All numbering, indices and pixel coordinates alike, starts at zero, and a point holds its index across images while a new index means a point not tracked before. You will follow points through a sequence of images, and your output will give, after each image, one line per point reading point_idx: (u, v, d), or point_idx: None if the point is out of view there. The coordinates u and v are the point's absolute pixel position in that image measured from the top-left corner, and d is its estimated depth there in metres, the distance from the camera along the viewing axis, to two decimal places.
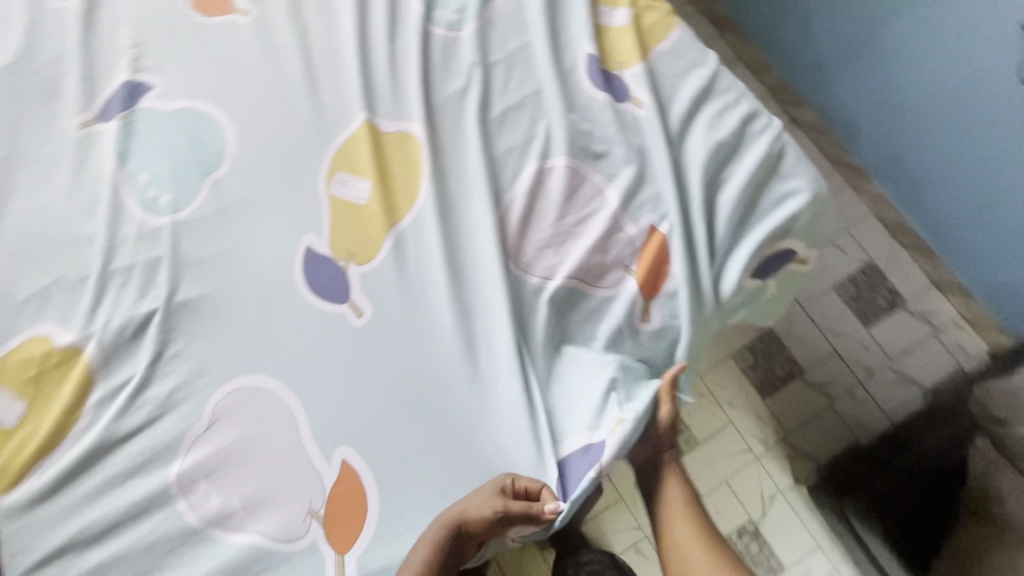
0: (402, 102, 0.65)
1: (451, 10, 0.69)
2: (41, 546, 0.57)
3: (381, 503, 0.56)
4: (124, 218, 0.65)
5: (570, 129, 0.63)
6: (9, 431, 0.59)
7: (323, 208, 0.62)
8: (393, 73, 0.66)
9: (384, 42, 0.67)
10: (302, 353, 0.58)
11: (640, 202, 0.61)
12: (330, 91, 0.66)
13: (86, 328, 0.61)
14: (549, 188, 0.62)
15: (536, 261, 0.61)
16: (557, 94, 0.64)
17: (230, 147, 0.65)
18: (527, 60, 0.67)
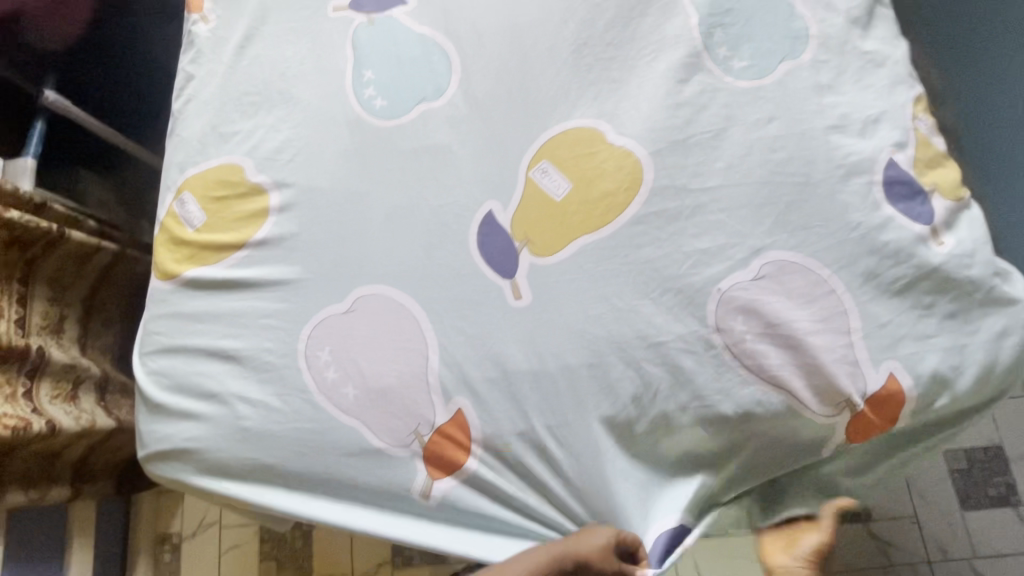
0: (615, 115, 0.68)
1: (735, 53, 0.69)
2: (175, 338, 0.64)
3: (481, 461, 0.60)
4: (341, 105, 0.71)
5: (763, 202, 0.63)
6: (189, 233, 0.67)
7: (517, 186, 0.66)
8: (617, 85, 0.69)
9: (622, 55, 0.70)
10: (451, 292, 0.62)
11: (813, 310, 0.60)
12: (567, 74, 0.70)
13: (274, 183, 0.68)
14: (782, 292, 0.60)
15: (734, 344, 0.59)
16: (764, 164, 0.64)
17: (453, 86, 0.70)
18: (750, 114, 0.66)
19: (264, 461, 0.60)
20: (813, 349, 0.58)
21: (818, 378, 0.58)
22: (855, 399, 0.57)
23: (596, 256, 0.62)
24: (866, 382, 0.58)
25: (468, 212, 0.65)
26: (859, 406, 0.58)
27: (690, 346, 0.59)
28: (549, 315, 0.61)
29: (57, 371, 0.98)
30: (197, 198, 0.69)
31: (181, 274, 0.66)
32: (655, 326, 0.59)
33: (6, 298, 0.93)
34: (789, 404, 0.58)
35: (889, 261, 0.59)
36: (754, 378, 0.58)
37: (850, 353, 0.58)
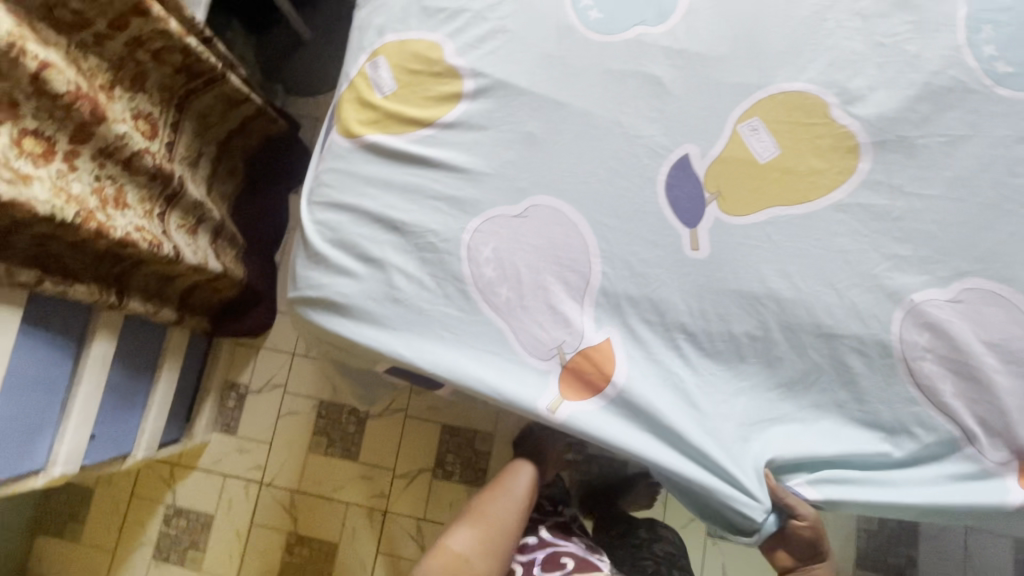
0: (846, 89, 0.62)
1: (1003, 55, 0.61)
2: (342, 195, 0.64)
3: (617, 393, 0.58)
4: (555, 5, 0.67)
5: (989, 223, 0.57)
6: (377, 98, 0.67)
7: (721, 138, 0.62)
8: (857, 57, 0.63)
9: (869, 26, 0.64)
10: (628, 226, 0.61)
11: (1012, 349, 0.55)
12: (803, 34, 0.64)
13: (470, 69, 0.67)
14: (980, 322, 0.55)
15: (913, 364, 0.56)
16: (1000, 183, 0.58)
17: (678, 14, 0.66)
18: (1001, 125, 0.59)
19: (406, 333, 0.61)
20: (997, 389, 0.54)
21: (996, 420, 0.55)
22: None
23: (787, 230, 0.59)
24: None
25: (663, 150, 0.62)
26: None
27: (864, 348, 0.56)
28: (722, 276, 0.58)
29: (188, 204, 1.00)
30: (390, 64, 0.68)
31: (362, 136, 0.66)
32: (834, 318, 0.57)
33: (163, 120, 0.95)
34: (954, 438, 0.56)
35: None
36: (924, 403, 0.56)
37: None
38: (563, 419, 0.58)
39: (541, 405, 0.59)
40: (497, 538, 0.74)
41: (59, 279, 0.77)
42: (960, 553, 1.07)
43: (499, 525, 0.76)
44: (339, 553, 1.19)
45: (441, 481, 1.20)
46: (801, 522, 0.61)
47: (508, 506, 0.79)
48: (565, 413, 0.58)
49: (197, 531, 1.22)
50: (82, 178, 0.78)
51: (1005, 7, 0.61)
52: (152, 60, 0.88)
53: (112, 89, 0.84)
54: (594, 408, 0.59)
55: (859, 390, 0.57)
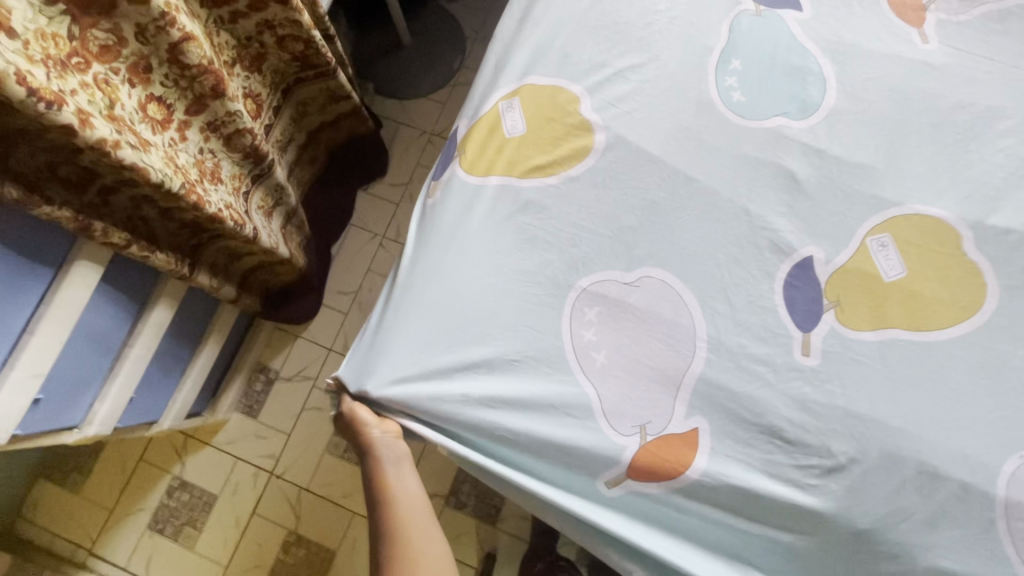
0: (980, 224, 0.61)
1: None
2: (454, 226, 0.63)
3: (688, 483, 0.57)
4: (698, 79, 0.68)
5: None
6: (506, 138, 0.66)
7: (846, 247, 0.61)
8: (995, 194, 0.62)
9: (1011, 167, 0.63)
10: (739, 317, 0.59)
11: None
12: (942, 160, 0.64)
13: (603, 127, 0.66)
14: None
15: (1011, 523, 0.53)
16: None
17: (820, 113, 0.66)
18: None
19: (491, 379, 0.58)
20: None
21: None
22: None
23: (902, 356, 0.57)
24: None
25: (787, 247, 0.61)
26: None
27: (966, 495, 0.54)
28: (828, 389, 0.57)
29: (272, 186, 1.00)
30: (524, 106, 0.67)
31: (486, 172, 0.65)
32: (940, 458, 0.54)
33: (268, 102, 0.96)
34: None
35: None
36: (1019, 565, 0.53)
37: None
38: (613, 495, 0.58)
39: (601, 477, 0.58)
40: (427, 536, 0.57)
41: (145, 244, 0.76)
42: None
43: (411, 510, 0.58)
44: (336, 561, 1.16)
45: (453, 511, 1.16)
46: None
47: (402, 469, 0.60)
48: (622, 487, 0.58)
49: (199, 508, 1.20)
50: (189, 148, 0.79)
51: None
52: (275, 44, 0.89)
53: (234, 66, 0.85)
54: (656, 490, 0.57)
55: (951, 538, 0.54)
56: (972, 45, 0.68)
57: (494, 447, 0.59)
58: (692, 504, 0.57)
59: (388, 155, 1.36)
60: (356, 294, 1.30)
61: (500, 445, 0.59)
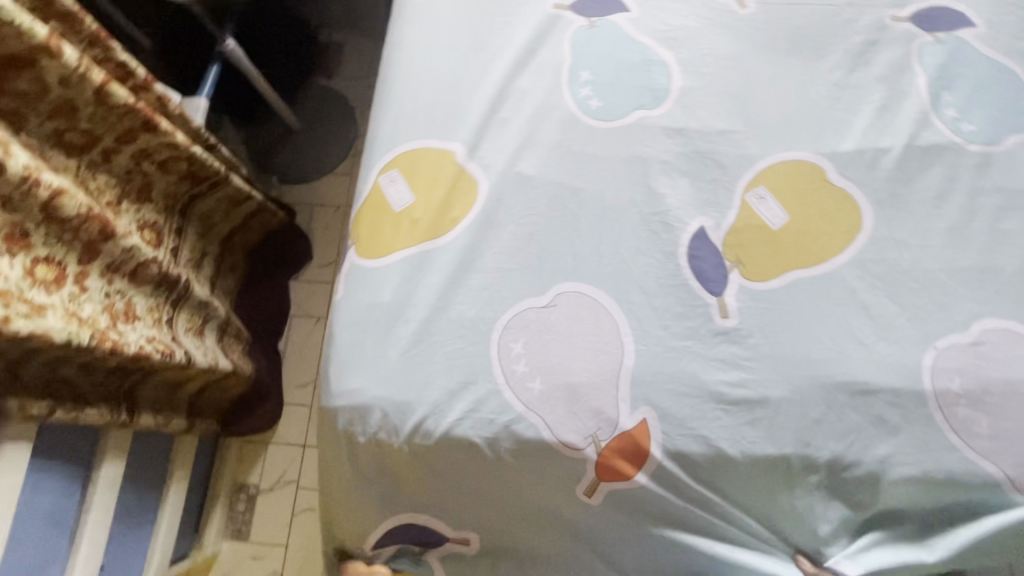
0: (835, 155, 0.67)
1: (964, 116, 0.68)
2: (366, 301, 0.64)
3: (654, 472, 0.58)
4: (556, 98, 0.72)
5: (983, 266, 0.61)
6: (395, 212, 0.68)
7: (731, 208, 0.65)
8: (839, 126, 0.68)
9: (845, 99, 0.70)
10: (653, 301, 0.62)
11: None
12: (788, 109, 0.70)
13: (482, 165, 0.69)
14: (1002, 363, 0.57)
15: (947, 409, 0.56)
16: (987, 230, 0.63)
17: (672, 96, 0.71)
18: (976, 181, 0.65)
19: (435, 442, 0.59)
20: None
21: None
22: None
23: (806, 292, 0.61)
24: None
25: (677, 224, 0.65)
26: None
27: (901, 400, 0.57)
28: (752, 342, 0.60)
29: (195, 304, 0.99)
30: (404, 176, 0.69)
31: (384, 244, 0.66)
32: (867, 374, 0.58)
33: (167, 227, 0.96)
34: (998, 482, 0.55)
35: None
36: (969, 450, 0.55)
37: None
38: (600, 501, 0.60)
39: (578, 489, 0.59)
40: None
41: (71, 406, 0.74)
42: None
43: None
44: None
45: None
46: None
47: None
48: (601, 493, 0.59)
49: None
50: (93, 297, 0.77)
51: (949, 81, 0.70)
52: (158, 170, 0.89)
53: (119, 204, 0.85)
54: (629, 488, 0.58)
55: (904, 444, 0.56)
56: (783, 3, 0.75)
57: (463, 500, 0.62)
58: (663, 492, 0.58)
59: (311, 239, 1.36)
60: (315, 382, 1.27)
61: (466, 496, 0.62)
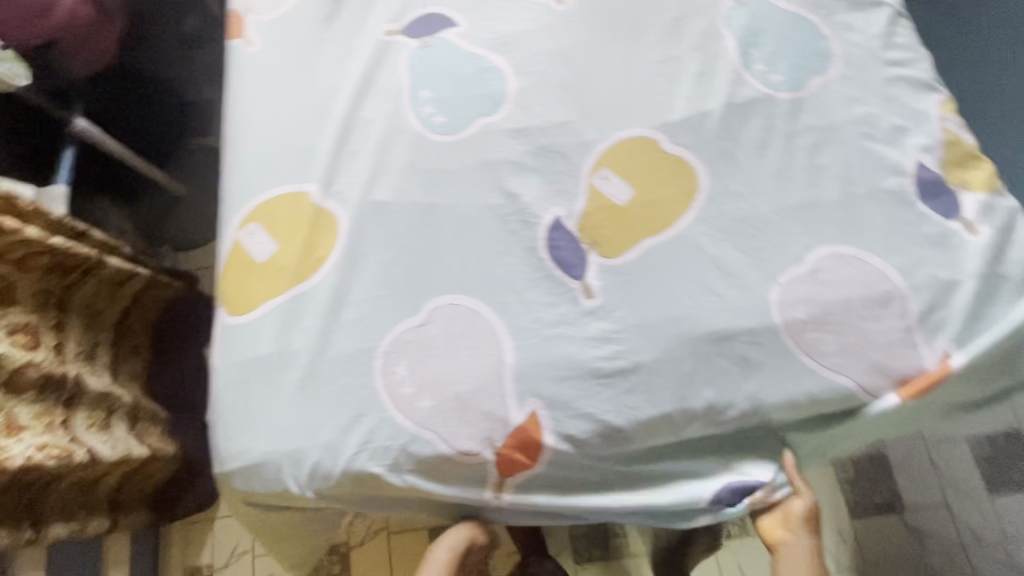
0: (665, 126, 0.71)
1: (772, 68, 0.74)
2: (244, 358, 0.63)
3: (553, 456, 0.60)
4: (401, 121, 0.74)
5: (807, 200, 0.67)
6: (259, 263, 0.67)
7: (580, 193, 0.68)
8: (665, 99, 0.73)
9: (667, 72, 0.75)
10: (523, 297, 0.64)
11: (872, 298, 0.62)
12: (617, 91, 0.74)
13: (339, 200, 0.70)
14: (837, 284, 0.63)
15: (798, 337, 0.61)
16: (806, 168, 0.69)
17: (509, 99, 0.74)
18: (790, 125, 0.71)
19: (336, 481, 0.59)
20: (869, 335, 0.61)
21: (881, 364, 0.60)
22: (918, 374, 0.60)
23: (659, 257, 0.65)
24: (921, 361, 0.60)
25: (533, 219, 0.68)
26: (923, 380, 0.60)
27: (757, 338, 0.62)
28: (618, 316, 0.63)
29: (93, 398, 0.94)
30: (263, 227, 0.69)
31: (252, 298, 0.66)
32: (723, 321, 0.62)
33: (44, 326, 0.89)
34: (853, 392, 0.60)
35: (925, 252, 0.64)
36: (822, 368, 0.61)
37: (906, 336, 0.61)
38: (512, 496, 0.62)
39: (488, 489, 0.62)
40: None
41: None
42: (935, 479, 1.15)
43: None
44: None
45: None
46: (799, 502, 0.66)
47: None
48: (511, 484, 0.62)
49: None
50: None
51: (756, 37, 0.76)
52: (18, 270, 0.84)
53: None
54: (534, 477, 0.61)
55: (765, 377, 0.61)
56: None
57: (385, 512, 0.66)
58: (565, 470, 0.62)
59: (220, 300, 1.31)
60: None
61: (387, 510, 0.65)
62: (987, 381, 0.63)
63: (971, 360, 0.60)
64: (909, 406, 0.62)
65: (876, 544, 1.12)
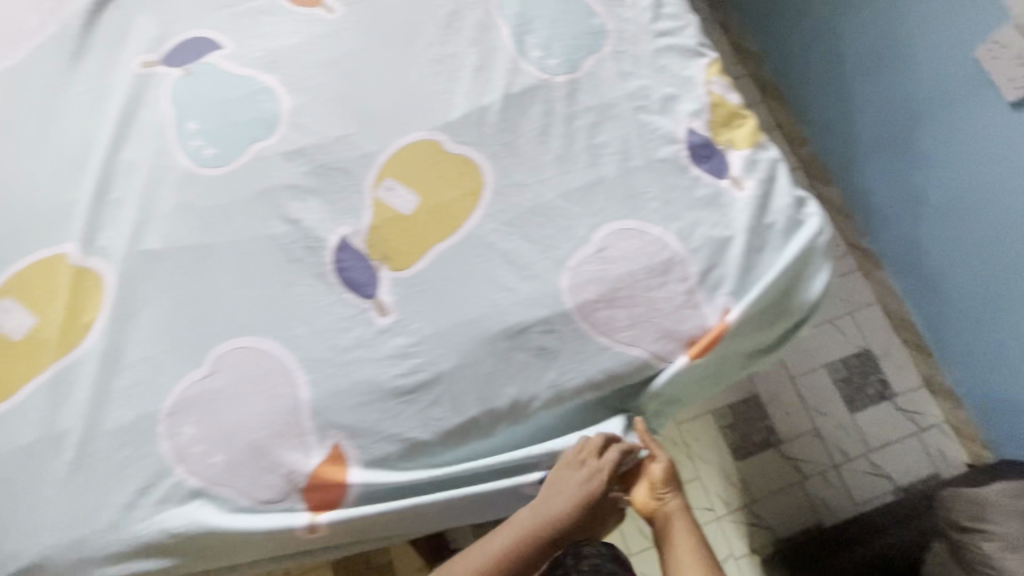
0: (447, 125, 0.70)
1: (547, 53, 0.74)
2: (10, 449, 0.57)
3: (361, 487, 0.58)
4: (166, 159, 0.68)
5: (590, 180, 0.68)
6: (15, 341, 0.61)
7: (365, 207, 0.66)
8: (445, 97, 0.72)
9: (446, 69, 0.73)
10: (315, 327, 0.62)
11: (655, 267, 0.64)
12: (396, 96, 0.72)
13: (104, 256, 0.64)
14: (622, 259, 0.64)
15: (591, 317, 0.63)
16: (586, 148, 0.70)
17: (283, 119, 0.70)
18: (569, 107, 0.72)
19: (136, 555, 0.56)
20: (655, 303, 0.63)
21: (669, 328, 0.63)
22: (702, 332, 0.63)
23: (450, 262, 0.64)
24: (705, 319, 0.63)
25: (318, 243, 0.65)
26: (708, 337, 0.63)
27: (551, 326, 0.62)
28: (414, 329, 0.62)
29: None
30: (18, 300, 0.62)
31: (11, 382, 0.59)
32: (517, 315, 0.62)
33: None
34: (647, 360, 0.63)
35: (700, 214, 0.67)
36: (616, 344, 0.62)
37: (688, 299, 0.64)
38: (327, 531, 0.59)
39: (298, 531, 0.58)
40: None
41: None
42: (802, 407, 1.24)
43: None
44: None
45: None
46: (657, 466, 0.66)
47: None
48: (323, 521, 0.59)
49: None
50: None
51: (530, 21, 0.75)
52: None
53: None
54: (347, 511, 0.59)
55: (563, 363, 0.62)
56: None
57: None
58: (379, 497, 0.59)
59: None
60: None
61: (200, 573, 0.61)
62: (773, 327, 0.67)
63: (747, 309, 0.63)
64: (703, 363, 0.65)
65: (759, 480, 1.20)
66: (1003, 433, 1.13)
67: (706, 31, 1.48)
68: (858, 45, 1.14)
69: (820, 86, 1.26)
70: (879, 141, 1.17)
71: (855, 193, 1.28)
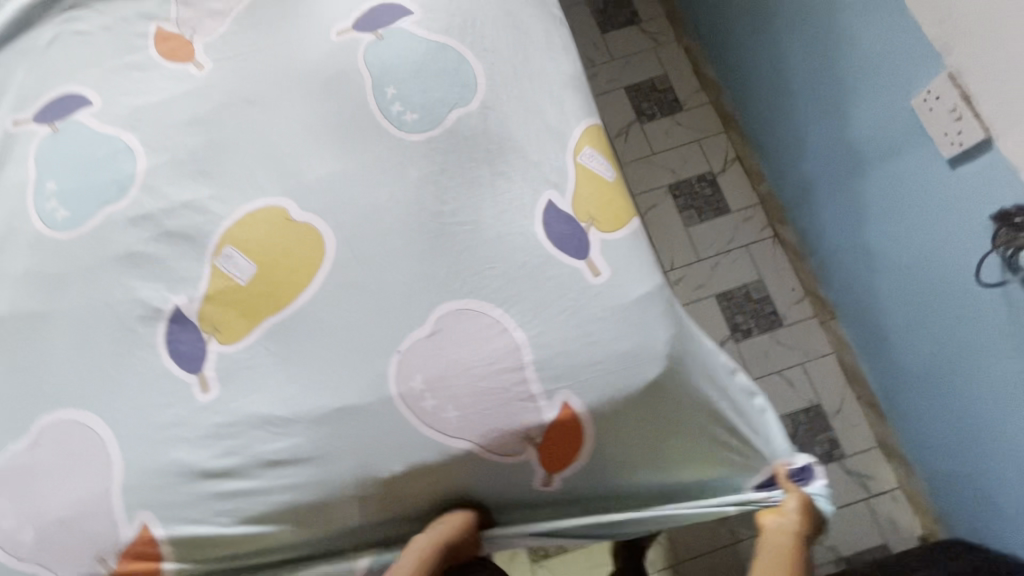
0: (295, 187, 0.68)
1: (410, 107, 0.70)
2: None
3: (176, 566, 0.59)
4: (23, 220, 0.69)
5: (435, 251, 0.64)
6: None
7: (203, 276, 0.65)
8: (299, 158, 0.69)
9: (304, 127, 0.71)
10: (137, 400, 0.61)
11: (489, 352, 0.61)
12: (250, 155, 0.70)
13: None
14: (455, 342, 0.61)
15: (415, 406, 0.59)
16: (437, 215, 0.66)
17: (137, 180, 0.69)
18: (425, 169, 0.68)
19: None
20: (485, 393, 0.60)
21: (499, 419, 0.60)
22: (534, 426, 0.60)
23: (278, 335, 0.63)
24: (541, 412, 0.60)
25: (153, 311, 0.64)
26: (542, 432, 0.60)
27: (372, 410, 0.59)
28: (234, 405, 0.60)
29: None
30: None
31: None
32: (339, 397, 0.60)
33: None
34: (475, 452, 0.60)
35: (547, 292, 0.63)
36: (439, 434, 0.59)
37: (522, 388, 0.60)
38: None
39: None
40: None
41: None
42: None
43: None
44: None
45: None
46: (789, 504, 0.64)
47: None
48: None
49: None
50: None
51: (398, 73, 0.72)
52: None
53: None
54: None
55: (382, 450, 0.59)
56: (243, 50, 0.75)
57: None
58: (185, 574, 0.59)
59: None
60: None
61: None
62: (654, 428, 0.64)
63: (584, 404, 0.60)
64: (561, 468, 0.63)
65: (689, 540, 1.12)
66: (957, 511, 1.02)
67: (670, 55, 1.40)
68: (807, 82, 1.06)
69: (778, 119, 1.18)
70: (830, 183, 1.08)
71: (812, 235, 1.19)
